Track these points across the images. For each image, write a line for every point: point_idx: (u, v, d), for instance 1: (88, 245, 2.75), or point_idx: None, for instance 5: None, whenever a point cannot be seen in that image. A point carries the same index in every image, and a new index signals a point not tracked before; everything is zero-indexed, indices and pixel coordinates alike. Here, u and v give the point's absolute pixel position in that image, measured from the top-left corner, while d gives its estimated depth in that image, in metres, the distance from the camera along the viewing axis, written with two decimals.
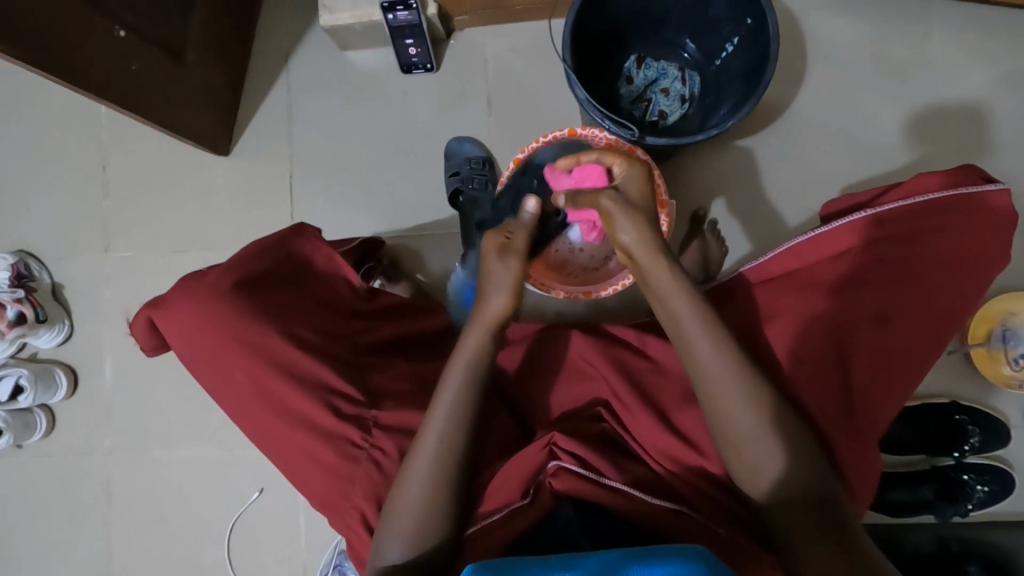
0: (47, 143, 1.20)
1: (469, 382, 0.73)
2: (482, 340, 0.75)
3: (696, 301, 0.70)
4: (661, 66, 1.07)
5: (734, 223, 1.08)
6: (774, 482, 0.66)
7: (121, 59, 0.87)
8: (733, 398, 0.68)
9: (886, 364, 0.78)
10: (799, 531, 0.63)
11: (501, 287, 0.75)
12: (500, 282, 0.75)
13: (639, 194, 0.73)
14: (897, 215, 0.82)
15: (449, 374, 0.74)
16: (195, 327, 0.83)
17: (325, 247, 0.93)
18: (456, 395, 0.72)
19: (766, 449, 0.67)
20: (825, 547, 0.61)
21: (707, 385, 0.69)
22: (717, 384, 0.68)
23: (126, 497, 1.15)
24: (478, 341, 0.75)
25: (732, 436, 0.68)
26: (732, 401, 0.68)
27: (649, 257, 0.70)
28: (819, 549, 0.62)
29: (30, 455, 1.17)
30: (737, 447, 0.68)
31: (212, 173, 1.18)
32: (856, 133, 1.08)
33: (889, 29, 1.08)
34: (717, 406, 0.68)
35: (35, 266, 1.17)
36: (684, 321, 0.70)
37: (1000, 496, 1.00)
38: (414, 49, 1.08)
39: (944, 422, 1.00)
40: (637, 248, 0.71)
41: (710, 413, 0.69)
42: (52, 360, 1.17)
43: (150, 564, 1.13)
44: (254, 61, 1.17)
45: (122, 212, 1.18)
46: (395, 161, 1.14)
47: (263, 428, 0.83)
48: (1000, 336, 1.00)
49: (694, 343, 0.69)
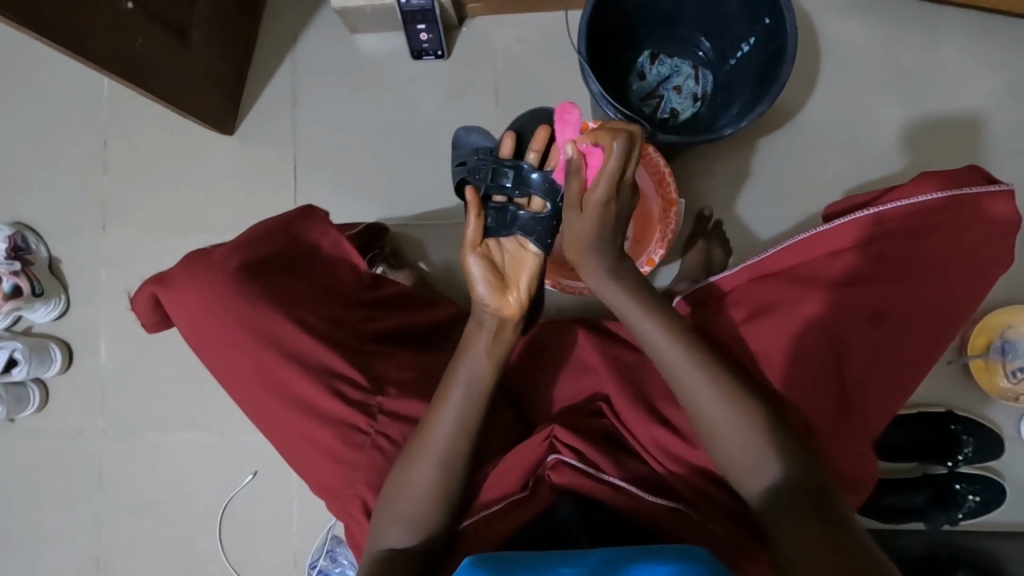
0: (49, 116, 1.18)
1: (480, 372, 0.72)
2: (493, 338, 0.72)
3: (669, 324, 0.72)
4: (674, 63, 1.06)
5: (741, 225, 1.08)
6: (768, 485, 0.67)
7: (129, 33, 0.86)
8: (703, 388, 0.70)
9: (882, 360, 0.78)
10: (782, 522, 0.64)
11: (481, 282, 0.71)
12: (475, 278, 0.71)
13: (583, 220, 0.68)
14: (900, 215, 0.81)
15: (462, 356, 0.72)
16: (199, 306, 0.82)
17: (332, 231, 0.92)
18: (473, 381, 0.71)
19: (761, 448, 0.68)
20: (814, 534, 0.62)
21: (673, 368, 0.71)
22: (687, 372, 0.71)
23: (119, 475, 1.14)
24: (486, 333, 0.72)
25: (707, 423, 0.70)
26: (704, 390, 0.70)
27: (579, 256, 0.71)
28: (805, 535, 0.62)
29: (23, 429, 1.16)
30: (712, 433, 0.70)
31: (216, 154, 1.16)
32: (864, 138, 1.08)
33: (901, 35, 1.08)
34: (689, 392, 0.71)
35: (33, 240, 1.15)
36: (651, 338, 0.72)
37: (993, 505, 1.00)
38: (424, 34, 1.06)
39: (940, 432, 1.00)
40: (571, 244, 0.71)
41: (681, 394, 0.71)
42: (47, 335, 1.16)
43: (141, 543, 1.13)
44: (261, 41, 1.16)
45: (122, 189, 1.17)
46: (401, 149, 1.13)
47: (267, 412, 0.82)
48: (999, 348, 1.00)
49: (650, 339, 0.72)
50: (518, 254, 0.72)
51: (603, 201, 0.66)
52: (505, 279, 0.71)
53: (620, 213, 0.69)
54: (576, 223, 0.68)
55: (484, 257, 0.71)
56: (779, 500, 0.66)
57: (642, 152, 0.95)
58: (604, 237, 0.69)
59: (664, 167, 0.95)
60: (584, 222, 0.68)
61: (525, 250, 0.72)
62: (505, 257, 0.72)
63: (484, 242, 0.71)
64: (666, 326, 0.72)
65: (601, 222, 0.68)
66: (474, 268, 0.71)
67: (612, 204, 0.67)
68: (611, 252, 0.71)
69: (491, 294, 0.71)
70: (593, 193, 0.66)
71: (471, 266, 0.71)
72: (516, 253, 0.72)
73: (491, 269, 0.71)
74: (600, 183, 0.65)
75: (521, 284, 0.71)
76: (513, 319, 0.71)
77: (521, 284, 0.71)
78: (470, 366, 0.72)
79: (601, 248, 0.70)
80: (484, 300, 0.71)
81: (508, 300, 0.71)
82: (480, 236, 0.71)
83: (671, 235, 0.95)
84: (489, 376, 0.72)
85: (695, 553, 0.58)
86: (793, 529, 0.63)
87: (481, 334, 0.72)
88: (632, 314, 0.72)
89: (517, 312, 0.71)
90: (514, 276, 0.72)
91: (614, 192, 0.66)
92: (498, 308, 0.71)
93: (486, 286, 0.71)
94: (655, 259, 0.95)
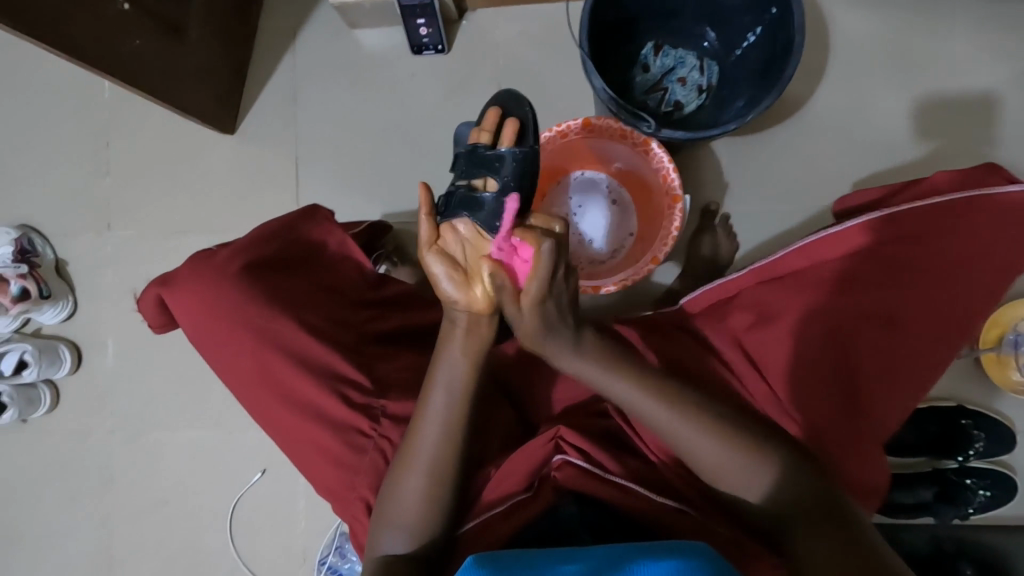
0: (51, 118, 1.18)
1: (462, 377, 0.69)
2: (467, 332, 0.67)
3: (642, 381, 0.70)
4: (678, 54, 1.04)
5: (747, 217, 1.06)
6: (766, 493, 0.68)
7: (124, 35, 0.85)
8: (701, 438, 0.68)
9: (897, 366, 0.77)
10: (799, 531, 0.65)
11: (446, 279, 0.64)
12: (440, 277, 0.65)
13: (525, 319, 0.65)
14: (912, 216, 0.81)
15: (438, 365, 0.69)
16: (204, 310, 0.83)
17: (338, 231, 0.92)
18: (451, 387, 0.68)
19: (755, 459, 0.67)
20: (826, 542, 0.63)
21: (660, 425, 0.69)
22: (681, 426, 0.68)
23: (130, 474, 1.15)
24: (461, 343, 0.68)
25: (706, 468, 0.69)
26: (696, 437, 0.68)
27: (534, 345, 0.69)
28: (820, 545, 0.63)
29: (34, 429, 1.17)
30: (714, 475, 0.69)
31: (217, 152, 1.16)
32: (872, 128, 1.05)
33: (912, 21, 1.05)
34: (687, 444, 0.69)
35: (39, 242, 1.16)
36: (631, 400, 0.70)
37: (1002, 500, 0.99)
38: (424, 29, 1.04)
39: (949, 426, 0.99)
40: (523, 335, 0.68)
41: (676, 446, 0.69)
42: (55, 336, 1.17)
43: (153, 540, 1.14)
44: (260, 39, 1.14)
45: (125, 190, 1.17)
46: (402, 146, 1.12)
47: (270, 415, 0.82)
48: (1011, 341, 0.99)
49: (622, 397, 0.70)
50: (477, 242, 0.63)
51: (538, 299, 0.64)
52: (468, 273, 0.64)
53: (562, 304, 0.66)
54: (520, 320, 0.66)
55: (441, 254, 0.64)
56: (785, 511, 0.66)
57: (647, 148, 0.95)
58: (552, 325, 0.67)
59: (666, 164, 0.94)
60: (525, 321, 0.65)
61: (483, 237, 0.64)
62: (465, 247, 0.64)
63: (439, 236, 0.64)
64: (634, 377, 0.70)
65: (541, 317, 0.65)
66: (436, 266, 0.64)
67: (549, 302, 0.65)
68: (567, 331, 0.68)
69: (458, 290, 0.64)
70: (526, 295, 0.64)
71: (433, 266, 0.64)
72: (476, 241, 0.64)
73: (454, 264, 0.64)
74: (531, 285, 0.63)
75: (485, 277, 0.63)
76: (484, 312, 0.65)
77: (487, 279, 0.63)
78: (446, 371, 0.69)
79: (552, 335, 0.68)
80: (452, 298, 0.65)
81: (475, 294, 0.64)
82: (435, 231, 0.64)
83: (675, 233, 0.93)
84: (468, 381, 0.69)
85: (698, 549, 0.58)
86: (818, 541, 0.63)
87: (455, 333, 0.68)
88: (599, 377, 0.70)
89: (488, 305, 0.64)
90: (478, 267, 0.64)
91: (548, 289, 0.64)
92: (468, 304, 0.65)
93: (451, 283, 0.64)
94: (659, 258, 0.93)
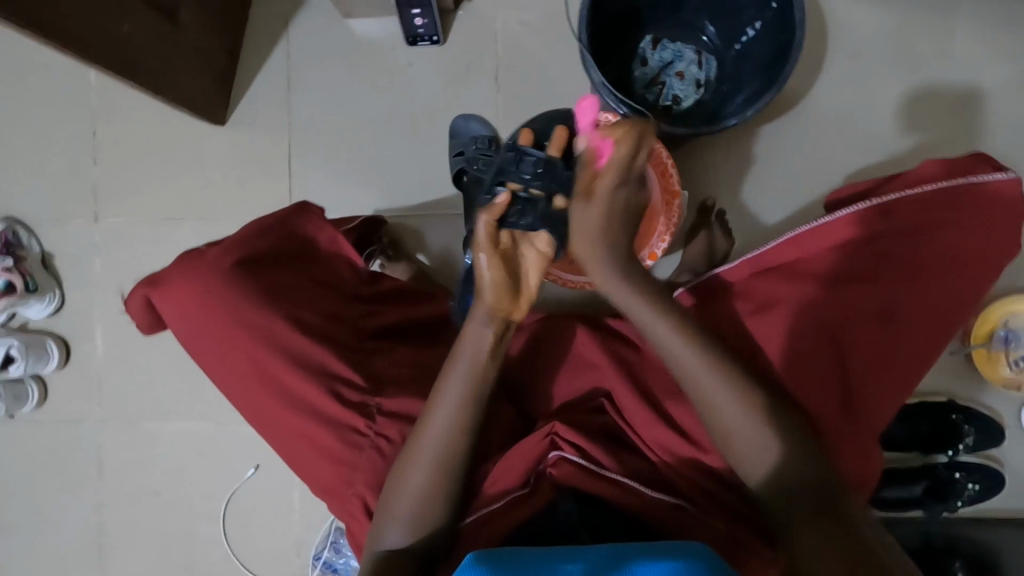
0: (35, 107, 1.16)
1: (473, 367, 0.69)
2: (498, 336, 0.70)
3: (683, 324, 0.70)
4: (677, 48, 1.03)
5: (744, 212, 1.06)
6: (770, 470, 0.67)
7: (114, 25, 0.83)
8: (725, 395, 0.68)
9: (889, 359, 0.77)
10: (800, 520, 0.64)
11: (493, 286, 0.68)
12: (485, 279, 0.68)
13: (591, 213, 0.67)
14: (903, 207, 0.81)
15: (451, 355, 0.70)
16: (196, 307, 0.81)
17: (328, 226, 0.91)
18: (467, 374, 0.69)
19: (762, 440, 0.67)
20: (825, 536, 0.62)
21: (694, 380, 0.69)
22: (710, 383, 0.69)
23: (120, 468, 1.14)
24: (475, 333, 0.69)
25: (728, 432, 0.69)
26: (725, 395, 0.68)
27: (588, 254, 0.69)
28: (816, 536, 0.62)
29: (23, 423, 1.16)
30: (730, 441, 0.69)
31: (207, 143, 1.14)
32: (869, 122, 1.05)
33: (911, 15, 1.05)
34: (712, 401, 0.69)
35: (24, 234, 1.14)
36: (669, 344, 0.70)
37: (991, 492, 1.01)
38: (420, 19, 1.02)
39: (939, 422, 1.00)
40: (575, 240, 0.69)
41: (703, 407, 0.69)
42: (43, 329, 1.15)
43: (145, 534, 1.14)
44: (251, 27, 1.12)
45: (112, 182, 1.15)
46: (397, 138, 1.10)
47: (265, 413, 0.81)
48: (1002, 337, 1.01)
49: (663, 344, 0.70)
50: (530, 259, 0.69)
51: (610, 192, 0.67)
52: (519, 285, 0.69)
53: (627, 208, 0.69)
54: (583, 216, 0.67)
55: (499, 259, 0.67)
56: (782, 495, 0.66)
57: None
58: (610, 235, 0.68)
59: (666, 158, 0.92)
60: (589, 213, 0.67)
61: (540, 254, 0.69)
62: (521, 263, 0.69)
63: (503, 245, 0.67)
64: (679, 323, 0.70)
65: (609, 216, 0.67)
66: (487, 271, 0.67)
67: (618, 197, 0.67)
68: (621, 251, 0.69)
69: (503, 299, 0.68)
70: (604, 181, 0.67)
71: (484, 267, 0.67)
72: (535, 261, 0.69)
73: (507, 273, 0.68)
74: (610, 168, 0.66)
75: (530, 288, 0.70)
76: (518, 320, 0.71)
77: (531, 288, 0.70)
78: (465, 358, 0.69)
79: (609, 243, 0.68)
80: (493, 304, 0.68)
81: (521, 307, 0.70)
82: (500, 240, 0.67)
83: (673, 228, 0.93)
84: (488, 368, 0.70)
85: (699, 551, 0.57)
86: (813, 535, 0.63)
87: (475, 330, 0.69)
88: (644, 314, 0.70)
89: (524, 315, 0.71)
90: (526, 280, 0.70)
91: (621, 183, 0.67)
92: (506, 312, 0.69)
93: (498, 290, 0.68)
94: (657, 253, 0.94)
